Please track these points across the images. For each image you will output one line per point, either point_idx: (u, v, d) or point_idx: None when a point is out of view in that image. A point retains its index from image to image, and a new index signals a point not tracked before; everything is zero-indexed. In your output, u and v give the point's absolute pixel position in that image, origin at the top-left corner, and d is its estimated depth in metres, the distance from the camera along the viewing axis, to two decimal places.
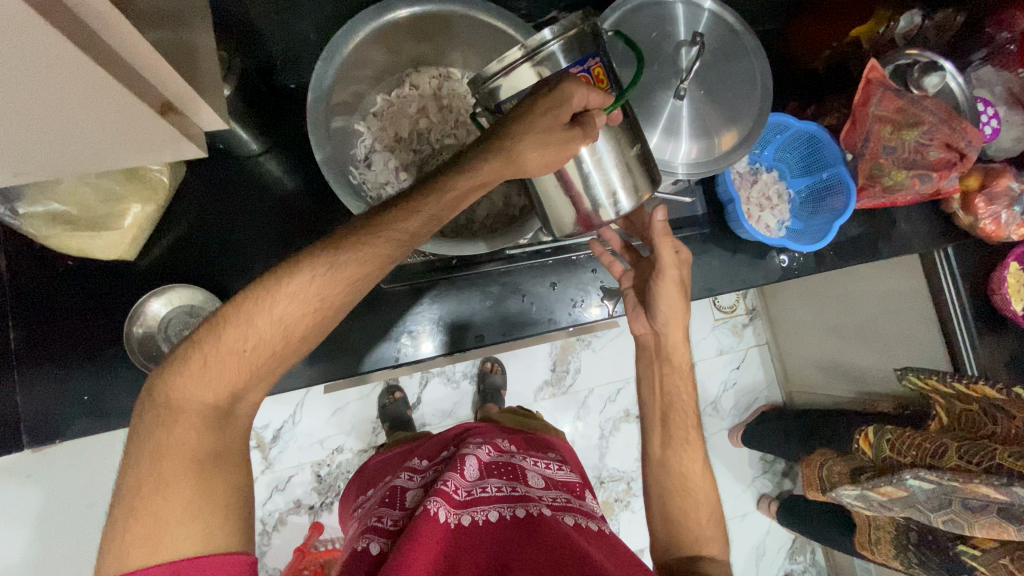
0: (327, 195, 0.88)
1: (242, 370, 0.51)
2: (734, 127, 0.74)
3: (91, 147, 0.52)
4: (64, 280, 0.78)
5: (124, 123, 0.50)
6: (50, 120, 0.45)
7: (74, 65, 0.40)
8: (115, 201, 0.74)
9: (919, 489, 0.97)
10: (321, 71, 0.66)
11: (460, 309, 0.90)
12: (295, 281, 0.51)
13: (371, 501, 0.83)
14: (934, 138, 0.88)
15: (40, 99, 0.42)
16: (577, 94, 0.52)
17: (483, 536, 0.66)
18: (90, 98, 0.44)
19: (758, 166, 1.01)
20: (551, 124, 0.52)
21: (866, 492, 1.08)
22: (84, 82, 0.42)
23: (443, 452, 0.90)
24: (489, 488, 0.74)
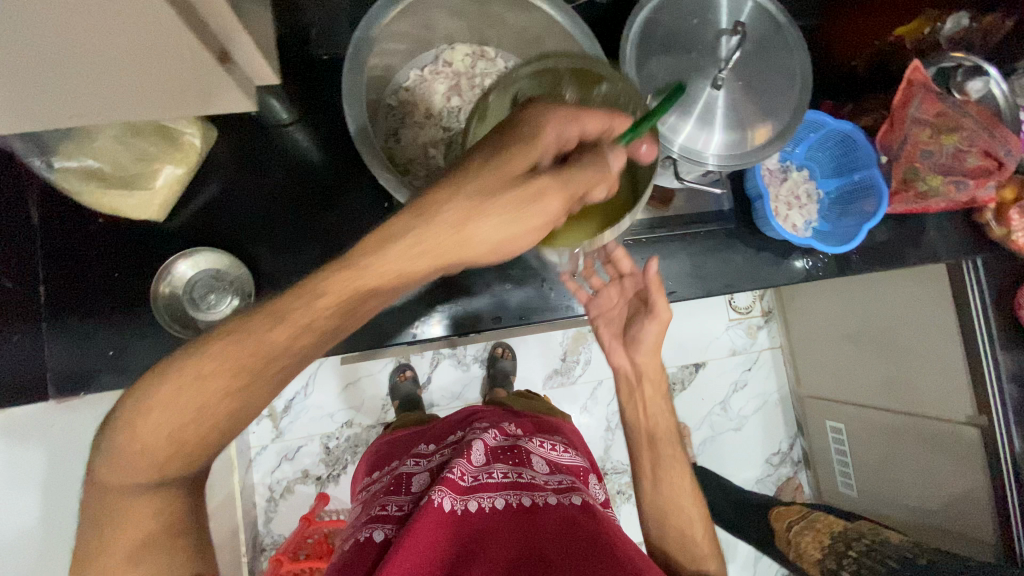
0: (354, 168, 0.88)
1: (141, 471, 0.49)
2: (769, 122, 0.73)
3: (142, 96, 0.53)
4: (97, 236, 0.80)
5: (174, 66, 0.50)
6: (103, 61, 0.46)
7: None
8: (149, 161, 0.75)
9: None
10: (359, 41, 0.66)
11: (477, 291, 0.90)
12: (167, 389, 0.46)
13: (377, 484, 0.84)
14: (973, 145, 0.87)
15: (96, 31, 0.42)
16: (545, 126, 0.48)
17: (486, 527, 0.67)
18: (143, 44, 0.45)
19: (789, 165, 0.99)
20: (497, 180, 0.46)
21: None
22: (141, 25, 0.42)
23: (449, 436, 0.89)
24: (494, 475, 0.74)
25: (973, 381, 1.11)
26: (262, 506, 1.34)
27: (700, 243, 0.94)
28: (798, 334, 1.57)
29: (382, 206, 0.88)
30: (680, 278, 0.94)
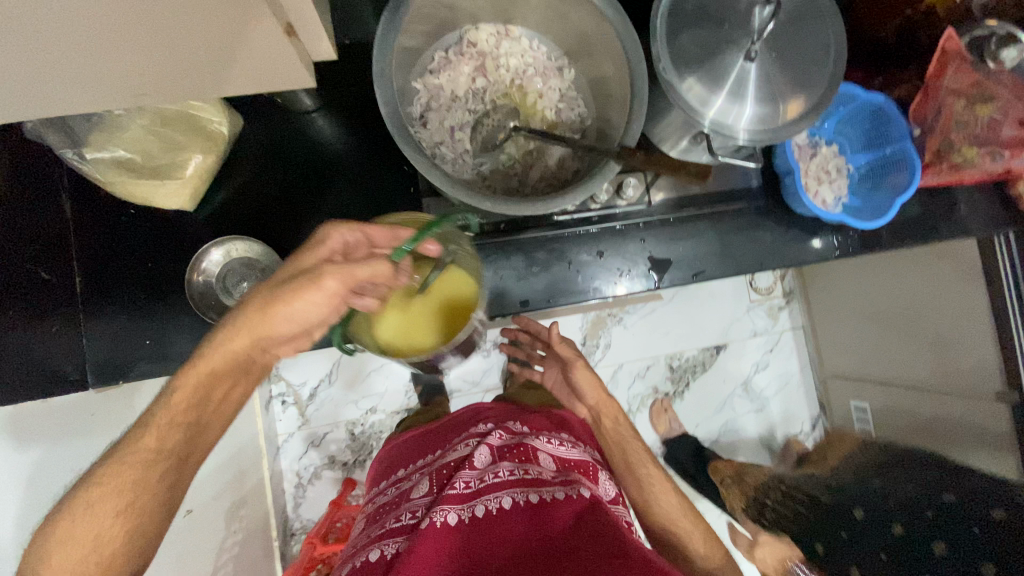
0: (378, 154, 0.88)
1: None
2: (802, 94, 0.71)
3: (194, 88, 0.52)
4: (128, 228, 0.81)
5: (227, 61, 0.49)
6: (161, 51, 0.44)
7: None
8: (177, 150, 0.75)
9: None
10: (387, 22, 0.65)
11: (503, 275, 0.90)
12: (100, 491, 0.52)
13: (383, 498, 0.84)
14: (1009, 115, 0.85)
15: (148, 24, 0.41)
16: (333, 236, 0.58)
17: (492, 529, 0.66)
18: (198, 31, 0.43)
19: (818, 140, 0.96)
20: (290, 272, 0.55)
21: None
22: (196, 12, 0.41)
23: (454, 438, 0.88)
24: (501, 475, 0.73)
25: (1004, 356, 1.09)
26: (290, 492, 1.37)
27: (727, 221, 0.94)
28: (820, 314, 1.55)
29: (408, 191, 0.88)
30: (704, 257, 0.94)
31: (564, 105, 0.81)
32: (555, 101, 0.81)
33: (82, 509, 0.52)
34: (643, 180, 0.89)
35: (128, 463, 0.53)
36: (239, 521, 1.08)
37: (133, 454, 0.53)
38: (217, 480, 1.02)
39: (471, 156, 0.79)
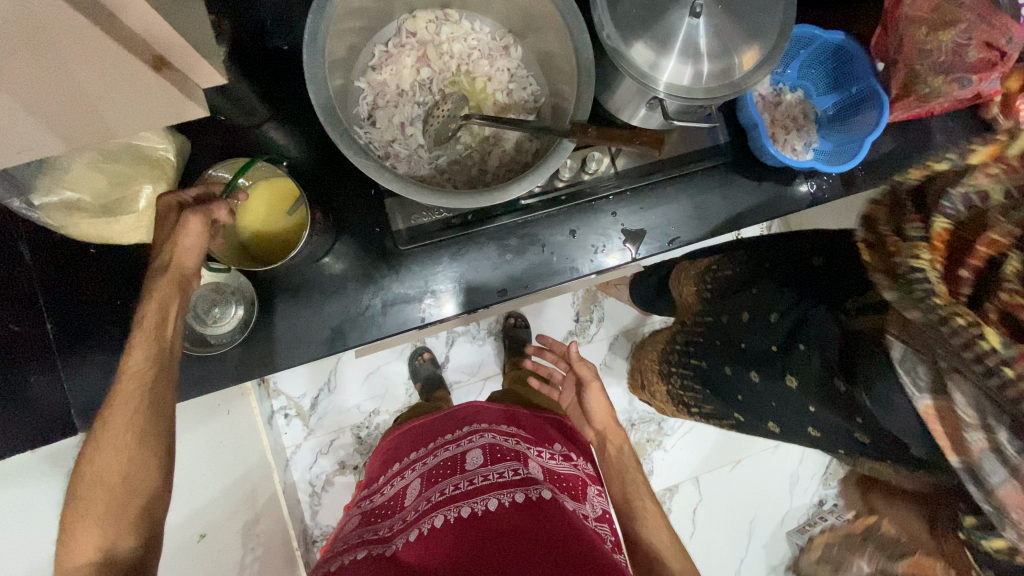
0: (335, 160, 0.86)
1: (94, 524, 0.56)
2: (755, 44, 0.69)
3: (94, 117, 0.47)
4: (92, 269, 0.81)
5: (126, 95, 0.47)
6: (35, 81, 0.39)
7: (65, 25, 0.35)
8: (126, 183, 0.72)
9: (993, 445, 0.43)
10: (314, 22, 0.62)
11: (477, 265, 0.89)
12: (101, 446, 0.59)
13: (375, 497, 0.85)
14: (973, 37, 0.82)
15: (13, 68, 0.37)
16: (169, 198, 0.68)
17: (477, 524, 0.66)
18: (64, 54, 0.38)
19: (781, 87, 0.94)
20: (167, 229, 0.66)
21: (986, 482, 0.44)
22: (52, 32, 0.36)
23: (445, 436, 0.88)
24: (491, 476, 0.74)
25: None
26: (306, 501, 1.38)
27: (698, 182, 0.93)
28: None
29: (370, 194, 0.87)
30: (679, 221, 0.93)
31: (516, 85, 0.79)
32: (505, 83, 0.79)
33: (89, 506, 0.57)
34: (607, 151, 0.85)
35: (129, 391, 0.61)
36: (256, 537, 1.09)
37: (132, 386, 0.62)
38: (228, 501, 1.02)
39: (425, 150, 0.77)
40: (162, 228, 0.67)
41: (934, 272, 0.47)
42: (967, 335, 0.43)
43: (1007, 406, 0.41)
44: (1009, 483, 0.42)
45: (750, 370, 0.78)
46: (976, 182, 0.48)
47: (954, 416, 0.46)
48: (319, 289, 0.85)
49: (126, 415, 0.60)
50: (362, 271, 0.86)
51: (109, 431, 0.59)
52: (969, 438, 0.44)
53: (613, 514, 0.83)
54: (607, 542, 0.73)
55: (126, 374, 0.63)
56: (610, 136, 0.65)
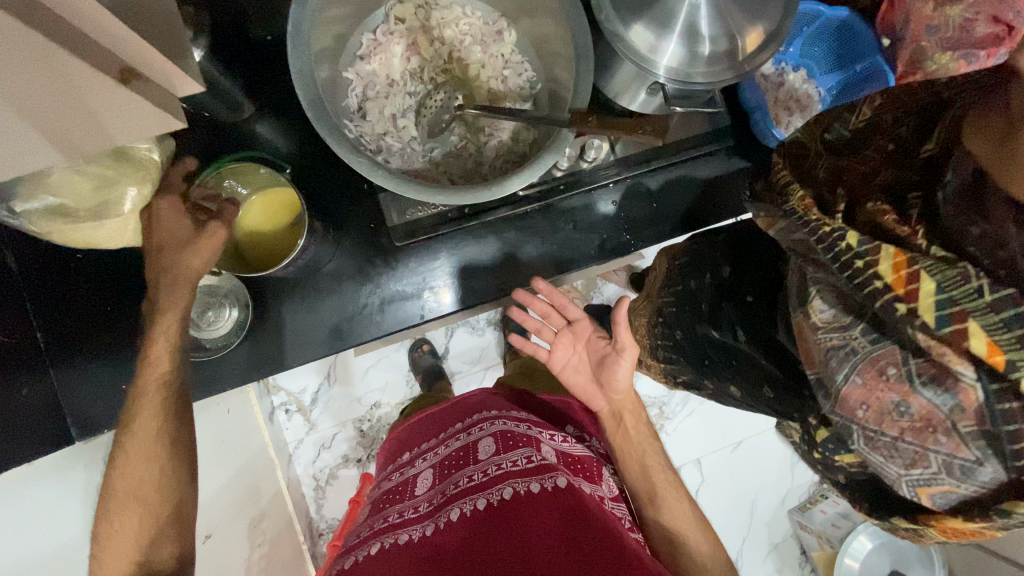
0: (325, 154, 0.83)
1: (129, 532, 0.64)
2: (760, 23, 0.66)
3: (70, 138, 0.45)
4: (80, 274, 0.78)
5: (92, 114, 0.43)
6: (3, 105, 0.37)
7: (14, 38, 0.32)
8: (110, 186, 0.68)
9: (839, 343, 0.46)
10: (297, 13, 0.59)
11: (474, 257, 0.87)
12: (125, 459, 0.65)
13: (387, 483, 0.85)
14: (980, 11, 0.79)
15: None
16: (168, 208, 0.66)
17: (493, 518, 0.65)
18: (31, 73, 0.36)
19: (784, 67, 0.90)
20: (181, 234, 0.66)
21: (831, 378, 0.46)
22: (17, 50, 0.33)
23: (454, 425, 0.87)
24: (505, 464, 0.72)
25: None
26: (311, 495, 1.38)
27: (700, 168, 0.91)
28: None
29: (363, 188, 0.84)
30: (677, 207, 0.91)
31: (510, 71, 0.75)
32: (500, 69, 0.76)
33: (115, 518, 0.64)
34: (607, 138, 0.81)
35: (149, 405, 0.66)
36: (262, 534, 1.08)
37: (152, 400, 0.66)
38: (230, 499, 1.01)
39: (419, 143, 0.75)
40: (179, 223, 0.66)
41: (803, 206, 0.49)
42: (831, 240, 0.44)
43: (861, 301, 0.43)
44: (847, 378, 0.45)
45: (709, 327, 0.73)
46: (864, 114, 0.53)
47: (809, 324, 0.48)
48: (314, 287, 0.83)
49: (153, 425, 0.66)
50: (358, 266, 0.84)
51: (138, 442, 0.65)
52: (819, 339, 0.48)
53: (628, 495, 0.82)
54: (623, 523, 0.72)
55: (146, 384, 0.67)
56: (612, 126, 0.63)
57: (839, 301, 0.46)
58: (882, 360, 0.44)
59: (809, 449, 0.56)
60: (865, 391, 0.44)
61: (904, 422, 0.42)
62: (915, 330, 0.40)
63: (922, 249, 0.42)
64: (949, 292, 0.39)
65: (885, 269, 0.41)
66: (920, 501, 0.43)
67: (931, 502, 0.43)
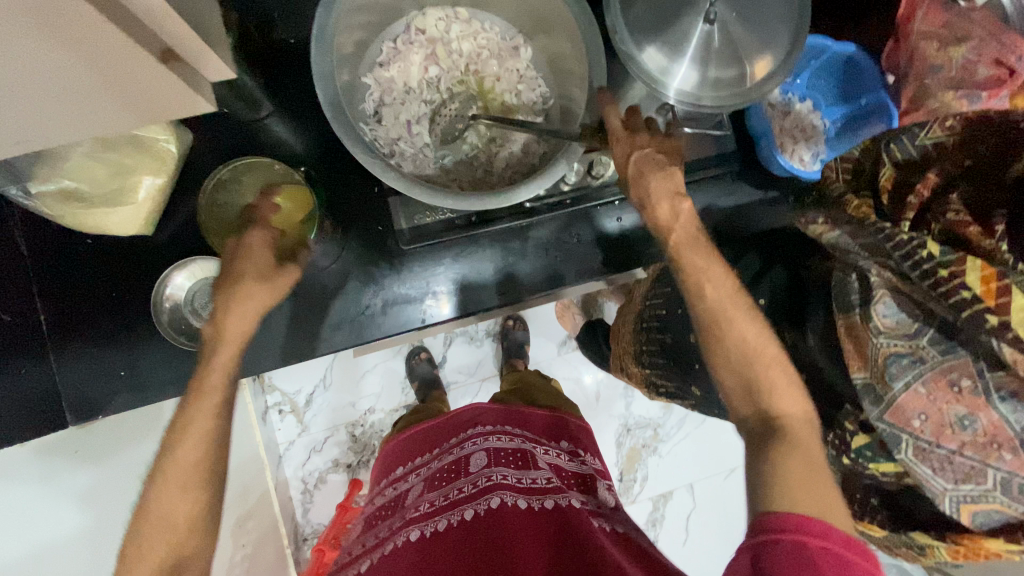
0: (338, 154, 0.85)
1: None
2: (770, 52, 0.68)
3: (112, 123, 0.48)
4: (85, 258, 0.79)
5: (130, 100, 0.46)
6: (63, 92, 0.41)
7: (79, 20, 0.35)
8: (126, 174, 0.71)
9: (907, 350, 0.50)
10: (322, 17, 0.61)
11: (476, 267, 0.88)
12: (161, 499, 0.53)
13: (381, 499, 0.84)
14: (982, 54, 0.79)
15: (48, 78, 0.39)
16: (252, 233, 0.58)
17: (475, 530, 0.65)
18: (96, 66, 0.40)
19: (790, 97, 0.92)
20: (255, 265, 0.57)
21: (888, 386, 0.50)
22: (92, 42, 0.37)
23: (448, 441, 0.85)
24: (494, 476, 0.72)
25: None
26: (298, 499, 1.37)
27: (705, 191, 0.92)
28: None
29: (372, 191, 0.85)
30: None
31: (524, 86, 0.78)
32: (514, 83, 0.78)
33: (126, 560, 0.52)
34: None
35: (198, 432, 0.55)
36: (246, 534, 1.07)
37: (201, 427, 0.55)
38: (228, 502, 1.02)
39: (431, 149, 0.76)
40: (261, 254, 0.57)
41: (862, 214, 0.60)
42: (911, 253, 0.51)
43: (939, 309, 0.49)
44: (908, 386, 0.49)
45: None
46: (932, 140, 0.57)
47: (869, 327, 0.52)
48: (318, 286, 0.84)
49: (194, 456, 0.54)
50: (364, 267, 0.85)
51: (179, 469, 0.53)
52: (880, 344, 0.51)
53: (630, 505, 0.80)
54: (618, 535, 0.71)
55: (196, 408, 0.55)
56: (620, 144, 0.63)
57: (908, 308, 0.50)
58: (954, 373, 0.48)
59: (838, 454, 0.58)
60: (927, 401, 0.49)
61: (965, 436, 0.48)
62: (1001, 343, 0.45)
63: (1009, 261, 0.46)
64: None
65: (974, 282, 0.47)
66: (961, 518, 0.49)
67: (971, 520, 0.49)
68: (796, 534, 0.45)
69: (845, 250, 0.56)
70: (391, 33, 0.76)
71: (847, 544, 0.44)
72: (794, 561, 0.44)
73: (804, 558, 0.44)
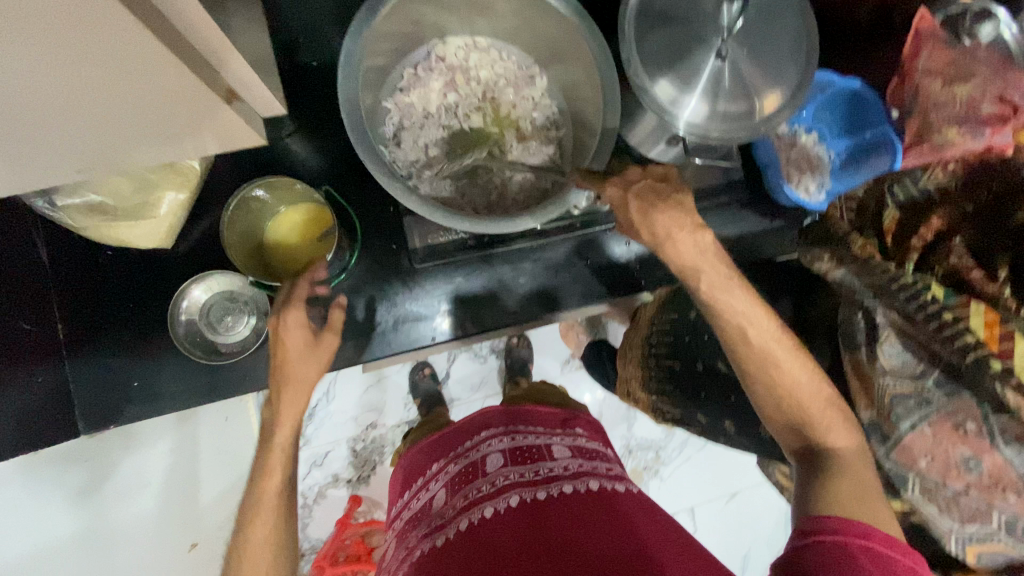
0: (354, 174, 0.87)
1: None
2: (778, 88, 0.70)
3: (153, 147, 0.53)
4: (104, 268, 0.80)
5: (173, 127, 0.51)
6: (117, 118, 0.46)
7: (155, 59, 0.40)
8: (150, 189, 0.72)
9: (912, 391, 0.51)
10: (350, 45, 0.64)
11: (485, 287, 0.89)
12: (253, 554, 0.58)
13: (402, 513, 0.77)
14: (987, 92, 0.80)
15: (111, 107, 0.43)
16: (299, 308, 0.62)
17: (514, 527, 0.60)
18: (153, 97, 0.45)
19: (797, 129, 0.94)
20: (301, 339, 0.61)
21: (894, 425, 0.52)
22: (156, 77, 0.42)
23: (462, 442, 0.77)
24: (511, 474, 0.67)
25: None
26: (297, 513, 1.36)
27: (713, 218, 0.94)
28: None
29: (388, 210, 0.87)
30: None
31: (539, 113, 0.80)
32: (529, 111, 0.80)
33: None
34: None
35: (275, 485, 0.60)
36: None
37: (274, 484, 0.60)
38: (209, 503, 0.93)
39: (447, 172, 0.78)
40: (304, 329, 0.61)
41: (867, 254, 0.59)
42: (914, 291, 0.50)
43: (942, 351, 0.49)
44: (914, 426, 0.51)
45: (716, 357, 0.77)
46: (936, 178, 0.58)
47: (875, 367, 0.54)
48: None
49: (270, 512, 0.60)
50: (376, 285, 0.86)
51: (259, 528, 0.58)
52: (885, 384, 0.53)
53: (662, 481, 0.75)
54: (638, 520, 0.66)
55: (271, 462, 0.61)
56: None
57: (913, 349, 0.52)
58: (959, 415, 0.48)
59: None
60: (932, 442, 0.50)
61: (970, 477, 0.48)
62: (1005, 388, 0.45)
63: (1011, 310, 0.47)
64: None
65: (977, 326, 0.47)
66: (968, 558, 0.50)
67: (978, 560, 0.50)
68: (838, 535, 0.48)
69: (850, 288, 0.57)
70: (412, 58, 0.78)
71: (891, 544, 0.47)
72: (836, 555, 0.47)
73: (844, 554, 0.47)
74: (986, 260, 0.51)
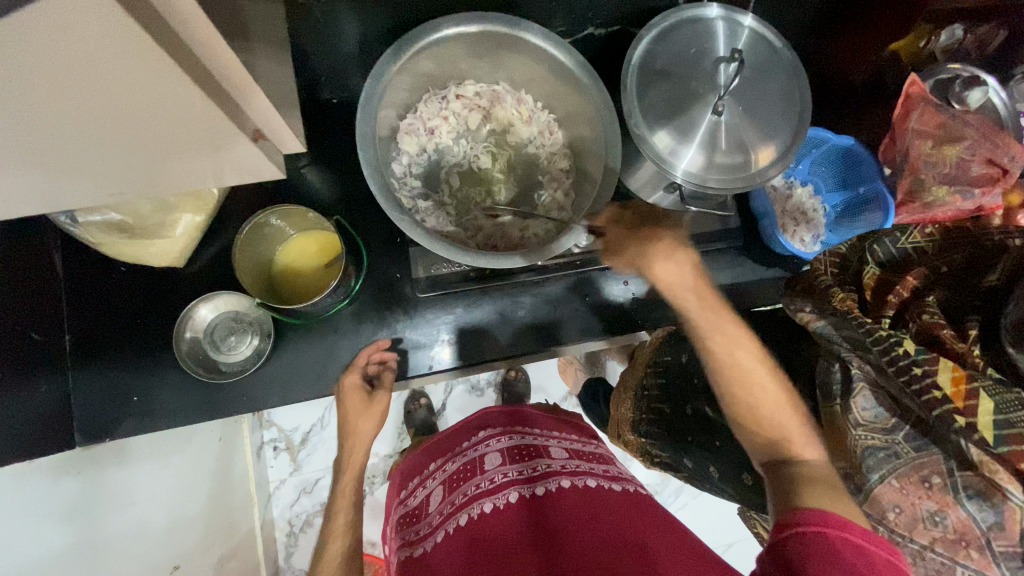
0: (364, 204, 0.90)
1: None
2: (772, 143, 0.74)
3: (180, 178, 0.56)
4: (117, 283, 0.83)
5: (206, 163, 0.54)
6: (151, 152, 0.48)
7: (196, 106, 0.43)
8: (169, 211, 0.75)
9: (883, 443, 0.53)
10: (371, 87, 0.68)
11: (484, 318, 0.91)
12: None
13: (396, 514, 0.76)
14: (976, 153, 0.84)
15: (144, 140, 0.46)
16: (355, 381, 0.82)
17: (503, 522, 0.59)
18: (188, 135, 0.47)
19: (792, 182, 0.98)
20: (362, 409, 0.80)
21: (866, 476, 0.54)
22: (198, 119, 0.45)
23: (461, 442, 0.78)
24: (508, 471, 0.67)
25: None
26: None
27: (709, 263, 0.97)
28: None
29: (393, 241, 0.90)
30: None
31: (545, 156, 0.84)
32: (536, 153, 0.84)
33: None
34: None
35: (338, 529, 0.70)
36: None
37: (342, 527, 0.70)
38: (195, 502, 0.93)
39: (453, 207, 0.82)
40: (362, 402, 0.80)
41: (846, 305, 0.57)
42: (886, 344, 0.51)
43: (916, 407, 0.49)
44: (883, 479, 0.53)
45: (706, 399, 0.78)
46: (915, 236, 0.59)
47: (849, 419, 0.57)
48: (332, 328, 0.87)
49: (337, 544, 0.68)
50: (378, 312, 0.88)
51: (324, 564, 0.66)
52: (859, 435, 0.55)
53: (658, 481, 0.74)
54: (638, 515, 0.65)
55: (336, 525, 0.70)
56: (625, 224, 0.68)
57: (885, 403, 0.54)
58: (926, 469, 0.51)
59: None
60: (901, 495, 0.52)
61: (937, 531, 0.50)
62: (968, 444, 0.46)
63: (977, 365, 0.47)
64: (1006, 414, 0.44)
65: (944, 382, 0.47)
66: None
67: None
68: (817, 525, 0.46)
69: (829, 341, 0.59)
70: None
71: (867, 538, 0.45)
72: (819, 548, 0.44)
73: (829, 546, 0.44)
74: (957, 321, 0.54)
